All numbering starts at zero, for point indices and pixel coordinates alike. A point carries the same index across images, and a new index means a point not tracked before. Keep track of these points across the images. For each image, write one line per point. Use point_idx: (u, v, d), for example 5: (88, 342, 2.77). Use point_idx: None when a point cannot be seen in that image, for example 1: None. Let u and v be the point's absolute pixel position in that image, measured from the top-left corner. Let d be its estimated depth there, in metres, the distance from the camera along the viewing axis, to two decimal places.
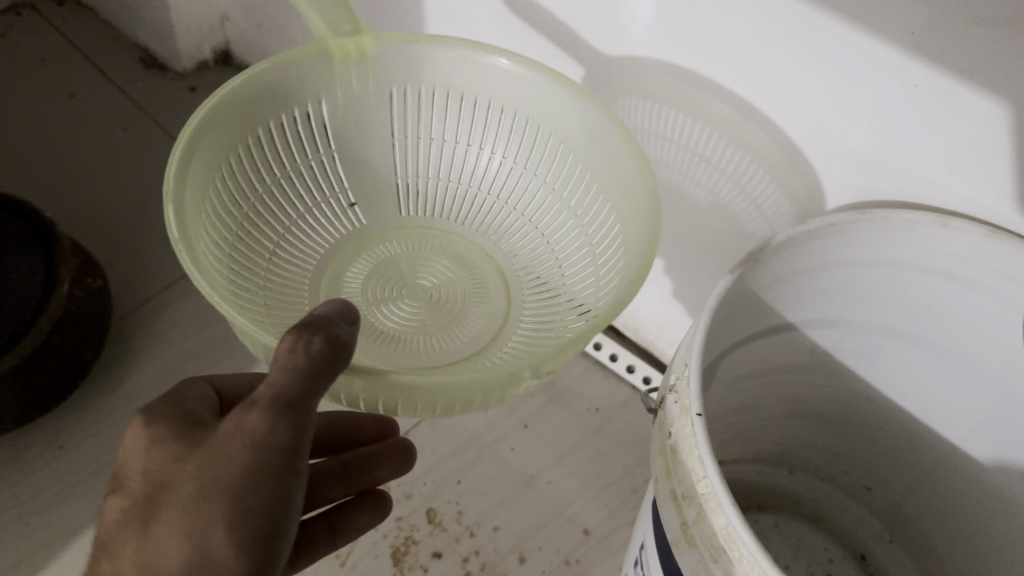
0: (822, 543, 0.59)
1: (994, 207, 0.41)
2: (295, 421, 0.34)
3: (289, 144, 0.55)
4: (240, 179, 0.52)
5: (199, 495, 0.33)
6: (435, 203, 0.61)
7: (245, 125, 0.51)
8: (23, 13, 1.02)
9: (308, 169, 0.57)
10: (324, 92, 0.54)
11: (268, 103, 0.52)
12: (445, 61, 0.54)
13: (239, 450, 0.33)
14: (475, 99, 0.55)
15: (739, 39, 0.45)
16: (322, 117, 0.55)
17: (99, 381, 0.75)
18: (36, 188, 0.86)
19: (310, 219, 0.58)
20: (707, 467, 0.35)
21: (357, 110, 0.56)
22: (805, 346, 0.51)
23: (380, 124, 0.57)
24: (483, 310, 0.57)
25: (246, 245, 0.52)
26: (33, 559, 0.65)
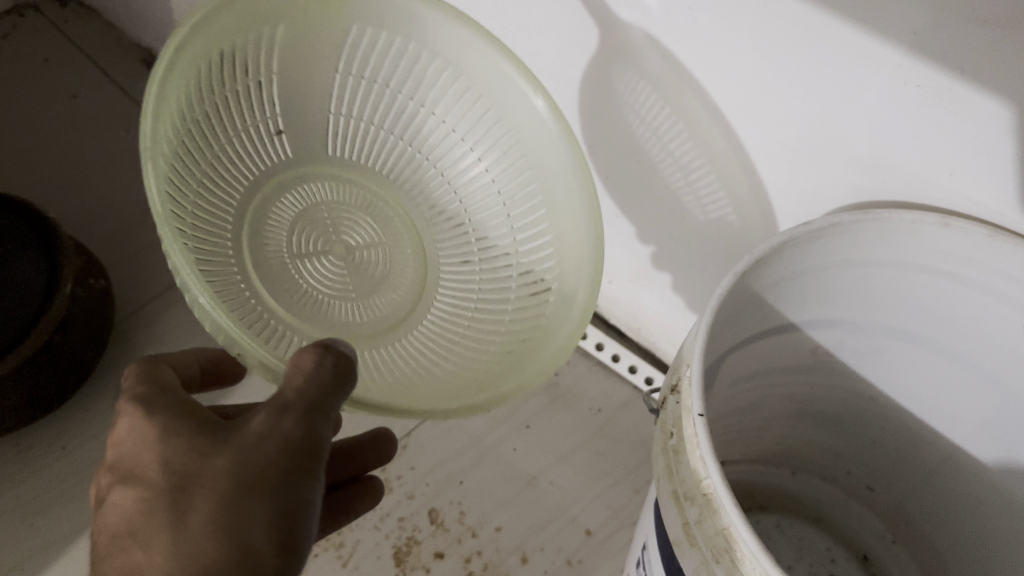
0: (824, 543, 0.59)
1: (998, 207, 0.41)
2: (321, 426, 0.36)
3: (241, 71, 0.51)
4: (192, 105, 0.48)
5: (233, 491, 0.34)
6: (358, 144, 0.59)
7: (207, 49, 0.48)
8: (26, 15, 1.02)
9: (248, 93, 0.53)
10: (284, 17, 0.51)
11: (231, 31, 0.49)
12: (444, 29, 0.52)
13: (269, 452, 0.34)
14: (450, 65, 0.54)
15: (739, 37, 0.45)
16: (274, 41, 0.52)
17: (102, 382, 0.75)
18: (39, 189, 0.87)
19: (242, 145, 0.54)
20: (709, 467, 0.35)
21: (309, 33, 0.53)
22: (808, 347, 0.51)
23: (331, 55, 0.54)
24: (405, 276, 0.58)
25: (190, 175, 0.48)
26: (38, 559, 0.65)
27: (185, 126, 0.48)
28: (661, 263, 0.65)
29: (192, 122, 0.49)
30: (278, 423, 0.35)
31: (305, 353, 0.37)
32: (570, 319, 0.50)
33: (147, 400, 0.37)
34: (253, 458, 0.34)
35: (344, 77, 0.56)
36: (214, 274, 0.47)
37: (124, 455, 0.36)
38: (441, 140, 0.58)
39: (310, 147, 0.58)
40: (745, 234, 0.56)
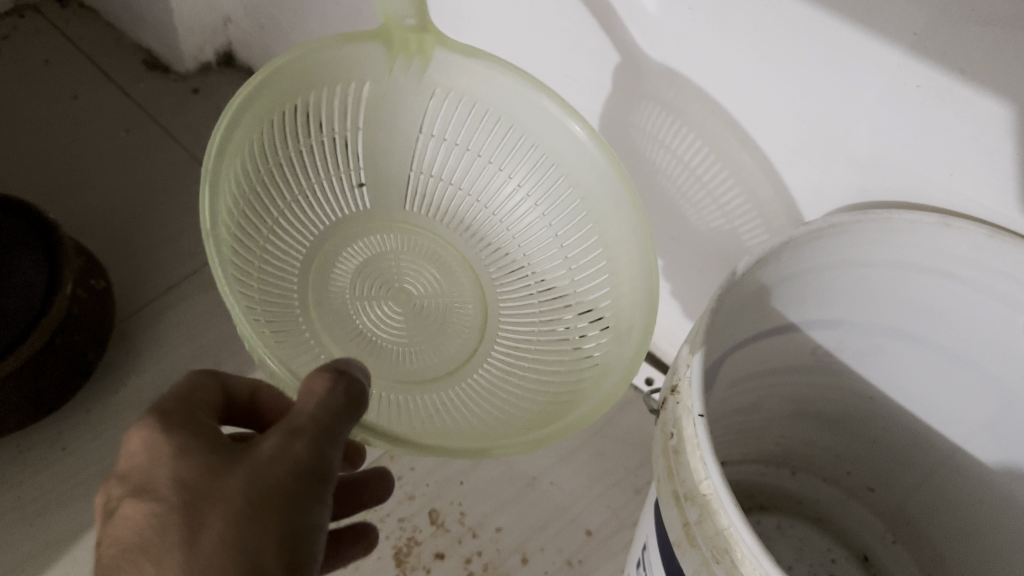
0: (824, 543, 0.59)
1: (998, 207, 0.41)
2: (331, 450, 0.36)
3: (317, 122, 0.57)
4: (265, 148, 0.56)
5: (244, 511, 0.34)
6: (430, 199, 0.63)
7: (284, 100, 0.54)
8: (27, 15, 1.02)
9: (329, 146, 0.60)
10: (364, 78, 0.56)
11: (306, 85, 0.55)
12: (473, 74, 0.55)
13: (283, 472, 0.35)
14: (501, 120, 0.57)
15: (741, 40, 0.45)
16: (356, 98, 0.57)
17: (102, 383, 0.75)
18: (40, 190, 0.87)
19: (319, 194, 0.61)
20: (709, 467, 0.35)
21: (389, 97, 0.58)
22: (808, 347, 0.51)
23: (407, 117, 0.59)
24: (464, 325, 0.61)
25: (258, 216, 0.56)
26: (39, 559, 0.65)
27: (255, 169, 0.55)
28: (661, 263, 0.66)
29: (269, 170, 0.57)
30: (290, 445, 0.35)
31: (315, 376, 0.37)
32: (623, 356, 0.50)
33: (169, 413, 0.38)
34: (264, 478, 0.34)
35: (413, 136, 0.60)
36: (263, 306, 0.54)
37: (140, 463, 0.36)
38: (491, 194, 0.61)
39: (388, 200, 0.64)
40: (744, 236, 0.56)
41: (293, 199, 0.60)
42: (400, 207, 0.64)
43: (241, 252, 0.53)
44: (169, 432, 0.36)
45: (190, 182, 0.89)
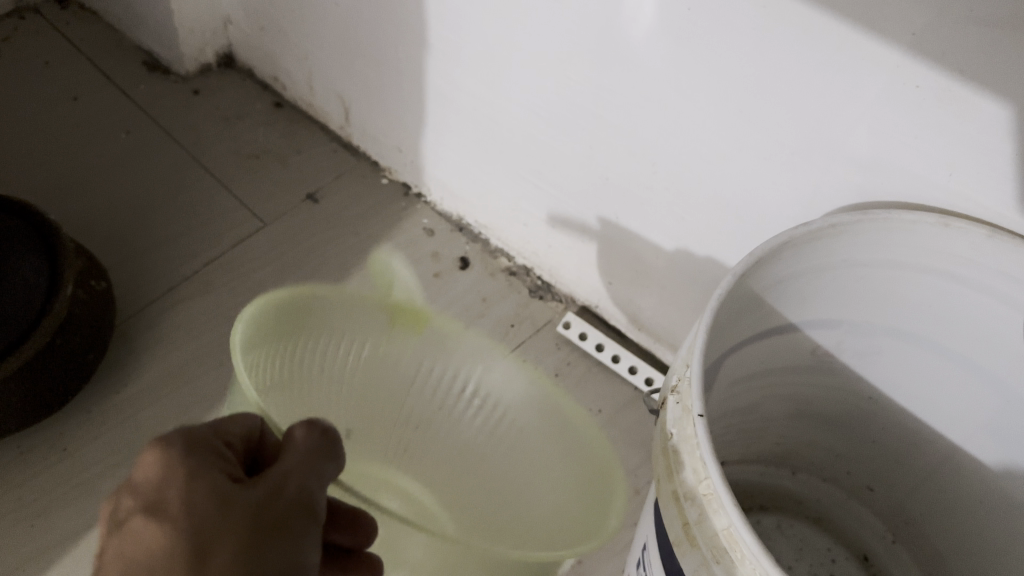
0: (824, 543, 0.59)
1: (996, 207, 0.41)
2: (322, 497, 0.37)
3: (317, 334, 0.61)
4: (282, 354, 0.59)
5: (251, 544, 0.33)
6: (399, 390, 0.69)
7: (286, 332, 0.58)
8: (27, 17, 1.02)
9: (333, 336, 0.63)
10: (324, 319, 0.61)
11: (300, 321, 0.60)
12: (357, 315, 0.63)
13: (286, 508, 0.35)
14: (427, 334, 0.66)
15: (740, 43, 0.45)
16: (325, 323, 0.62)
17: (103, 384, 0.75)
18: (39, 191, 0.87)
19: (334, 352, 0.64)
20: (709, 467, 0.36)
21: (333, 327, 0.63)
22: (807, 347, 0.51)
23: (346, 346, 0.64)
24: (463, 483, 0.69)
25: (284, 374, 0.59)
26: (39, 559, 0.65)
27: (276, 351, 0.58)
28: (660, 266, 0.65)
29: (288, 345, 0.59)
30: (287, 488, 0.36)
31: (300, 427, 0.39)
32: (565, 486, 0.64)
33: (183, 434, 0.37)
34: (271, 515, 0.35)
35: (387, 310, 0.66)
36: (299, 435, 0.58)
37: (144, 485, 0.35)
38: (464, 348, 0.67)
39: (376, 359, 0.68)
40: (743, 236, 0.56)
41: (315, 389, 0.64)
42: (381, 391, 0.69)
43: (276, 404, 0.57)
44: (185, 453, 0.35)
45: (190, 183, 0.90)
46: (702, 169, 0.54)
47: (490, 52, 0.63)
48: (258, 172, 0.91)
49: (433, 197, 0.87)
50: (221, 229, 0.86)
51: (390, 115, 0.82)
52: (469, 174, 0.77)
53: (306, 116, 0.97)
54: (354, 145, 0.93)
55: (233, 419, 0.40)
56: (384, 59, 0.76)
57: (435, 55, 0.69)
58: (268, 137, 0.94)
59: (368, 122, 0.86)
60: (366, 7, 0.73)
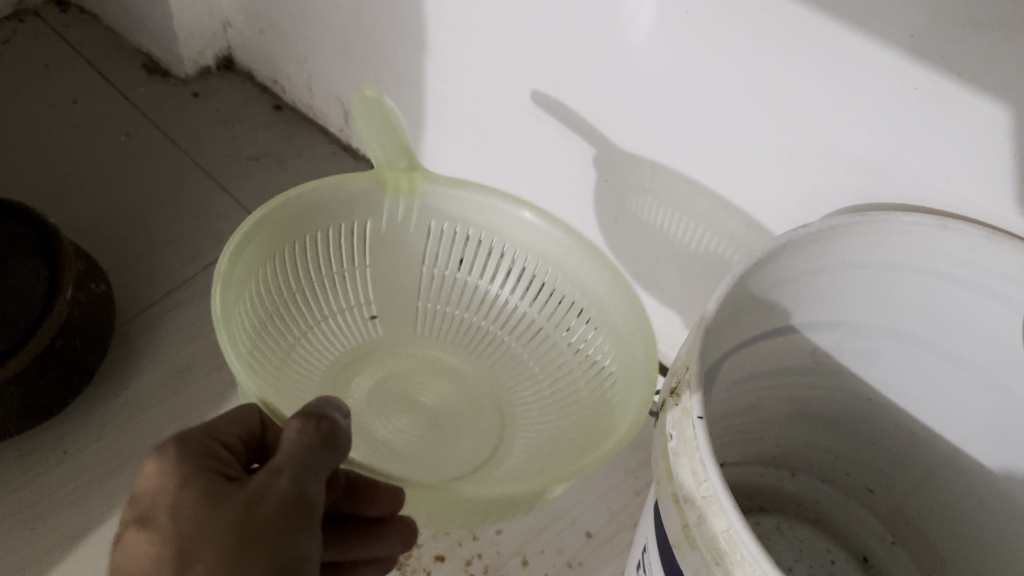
0: (824, 545, 0.59)
1: (995, 209, 0.41)
2: (315, 488, 0.37)
3: (327, 253, 0.61)
4: (276, 281, 0.58)
5: (234, 545, 0.34)
6: (440, 327, 0.65)
7: (288, 236, 0.58)
8: (27, 20, 1.02)
9: (347, 278, 0.63)
10: (370, 214, 0.61)
11: (311, 222, 0.58)
12: (438, 198, 0.60)
13: (270, 507, 0.35)
14: (483, 238, 0.61)
15: (738, 44, 0.45)
16: (365, 231, 0.61)
17: (102, 387, 0.75)
18: (38, 194, 0.87)
19: (337, 321, 0.63)
20: (709, 470, 0.36)
21: (395, 236, 0.62)
22: (807, 349, 0.51)
23: (410, 260, 0.64)
24: (480, 439, 0.60)
25: (276, 327, 0.58)
26: (38, 562, 0.65)
27: (271, 288, 0.57)
28: (659, 269, 0.65)
29: (284, 294, 0.59)
30: (276, 484, 0.36)
31: (295, 422, 0.39)
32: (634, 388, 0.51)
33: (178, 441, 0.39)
34: (257, 514, 0.35)
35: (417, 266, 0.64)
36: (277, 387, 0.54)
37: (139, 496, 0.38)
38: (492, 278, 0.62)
39: (402, 323, 0.65)
40: (742, 239, 0.56)
41: (306, 330, 0.61)
42: (409, 333, 0.65)
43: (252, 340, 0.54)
44: (177, 458, 0.37)
45: (189, 186, 0.90)
46: (701, 170, 0.54)
47: (489, 54, 0.63)
48: (257, 175, 0.91)
49: None
50: (220, 232, 0.86)
51: None
52: (469, 176, 0.77)
53: (305, 118, 0.97)
54: (354, 148, 0.93)
55: (232, 420, 0.42)
56: (383, 62, 0.76)
57: (434, 58, 0.69)
58: (268, 140, 0.95)
59: None
60: (365, 10, 0.73)
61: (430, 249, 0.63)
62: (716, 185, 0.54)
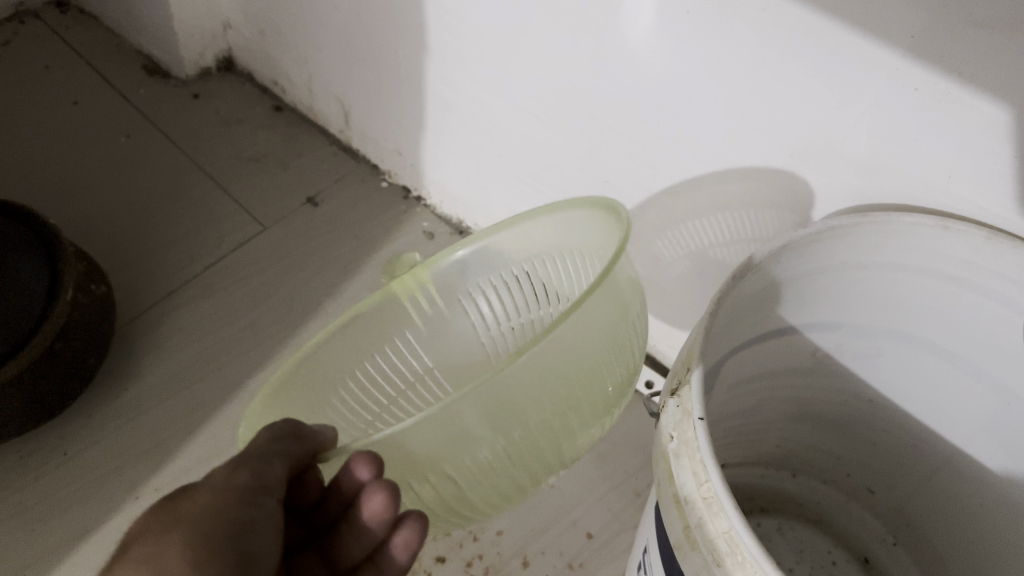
0: (825, 546, 0.59)
1: (996, 209, 0.41)
2: (260, 468, 0.41)
3: (381, 380, 0.64)
4: (344, 420, 0.61)
5: (170, 523, 0.39)
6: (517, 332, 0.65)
7: (326, 393, 0.60)
8: (27, 21, 1.02)
9: (417, 380, 0.65)
10: (407, 327, 0.64)
11: (331, 382, 0.60)
12: (428, 283, 0.63)
13: (204, 492, 0.41)
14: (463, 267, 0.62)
15: (740, 43, 0.45)
16: (410, 344, 0.64)
17: (102, 388, 0.75)
18: (38, 196, 0.87)
19: (430, 418, 0.65)
20: (710, 471, 0.36)
21: (439, 327, 0.65)
22: (808, 350, 0.51)
23: (461, 331, 0.66)
24: None
25: None
26: (38, 564, 0.65)
27: (348, 430, 0.61)
28: (659, 269, 0.65)
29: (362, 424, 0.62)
30: (218, 473, 0.42)
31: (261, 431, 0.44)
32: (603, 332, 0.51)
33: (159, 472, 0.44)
34: (197, 498, 0.40)
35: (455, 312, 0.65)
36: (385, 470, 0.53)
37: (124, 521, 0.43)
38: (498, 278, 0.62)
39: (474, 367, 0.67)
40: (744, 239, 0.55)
41: None
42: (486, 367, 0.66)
43: None
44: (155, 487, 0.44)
45: (189, 187, 0.90)
46: (703, 171, 0.54)
47: (489, 55, 0.63)
48: (258, 176, 0.91)
49: (433, 201, 0.87)
50: (220, 233, 0.86)
51: (390, 118, 0.82)
52: (469, 177, 0.77)
53: (306, 119, 0.97)
54: (354, 149, 0.93)
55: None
56: (383, 62, 0.76)
57: (434, 59, 0.69)
58: (268, 141, 0.95)
59: (368, 125, 0.86)
60: (365, 10, 0.73)
61: (463, 296, 0.64)
62: (718, 187, 0.54)
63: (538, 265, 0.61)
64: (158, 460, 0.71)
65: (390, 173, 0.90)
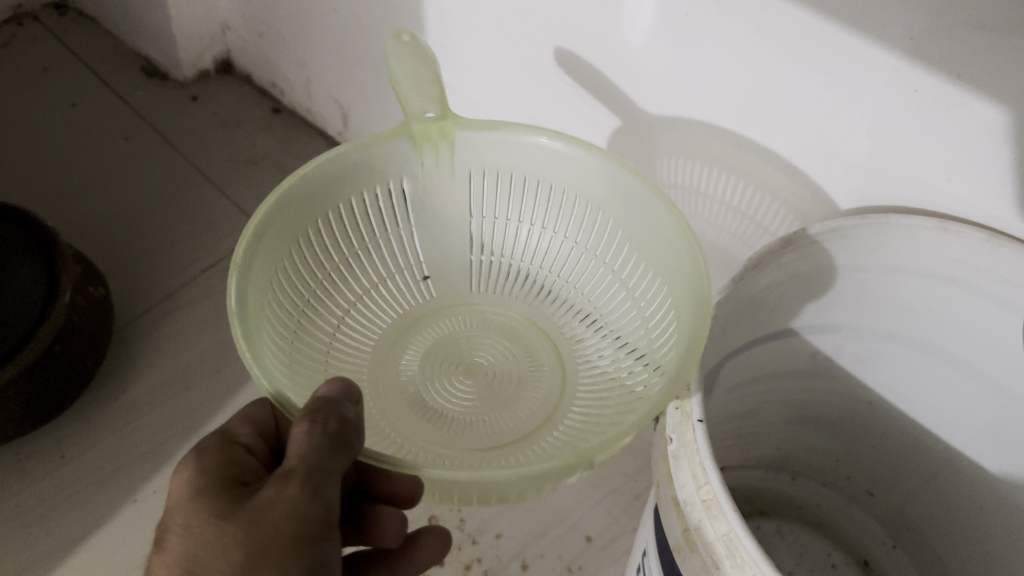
0: (825, 549, 0.59)
1: (995, 211, 0.41)
2: (312, 487, 0.34)
3: (371, 220, 0.56)
4: (313, 255, 0.54)
5: (244, 556, 0.33)
6: (500, 278, 0.61)
7: (298, 224, 0.52)
8: (25, 23, 1.03)
9: (389, 242, 0.58)
10: (406, 172, 0.54)
11: (333, 191, 0.53)
12: (486, 145, 0.54)
13: (278, 520, 0.34)
14: (528, 178, 0.55)
15: (738, 45, 0.45)
16: (405, 194, 0.55)
17: (100, 391, 0.75)
18: (36, 197, 0.87)
19: (380, 292, 0.59)
20: (709, 473, 0.36)
21: (433, 186, 0.55)
22: (807, 352, 0.51)
23: (457, 196, 0.57)
24: (537, 393, 0.56)
25: (319, 250, 0.54)
26: (35, 566, 0.65)
27: (301, 275, 0.53)
28: None
29: (332, 249, 0.55)
30: (285, 491, 0.34)
31: (299, 425, 0.36)
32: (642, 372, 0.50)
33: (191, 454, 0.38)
34: (264, 525, 0.34)
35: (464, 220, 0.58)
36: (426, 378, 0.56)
37: (206, 484, 0.36)
38: (517, 279, 0.60)
39: (454, 289, 0.61)
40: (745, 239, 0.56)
41: (360, 294, 0.58)
42: (464, 288, 0.61)
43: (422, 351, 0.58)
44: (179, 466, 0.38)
45: (187, 189, 0.89)
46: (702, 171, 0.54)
47: (489, 58, 0.63)
48: (256, 178, 0.91)
49: None
50: (218, 235, 0.86)
51: (389, 121, 0.82)
52: None
53: (305, 122, 0.96)
54: None
55: (252, 412, 0.43)
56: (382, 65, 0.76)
57: None
58: (267, 143, 0.94)
59: (367, 127, 0.86)
60: (364, 13, 0.73)
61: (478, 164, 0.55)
62: (721, 187, 0.54)
63: (574, 231, 0.56)
64: (156, 463, 0.71)
65: None
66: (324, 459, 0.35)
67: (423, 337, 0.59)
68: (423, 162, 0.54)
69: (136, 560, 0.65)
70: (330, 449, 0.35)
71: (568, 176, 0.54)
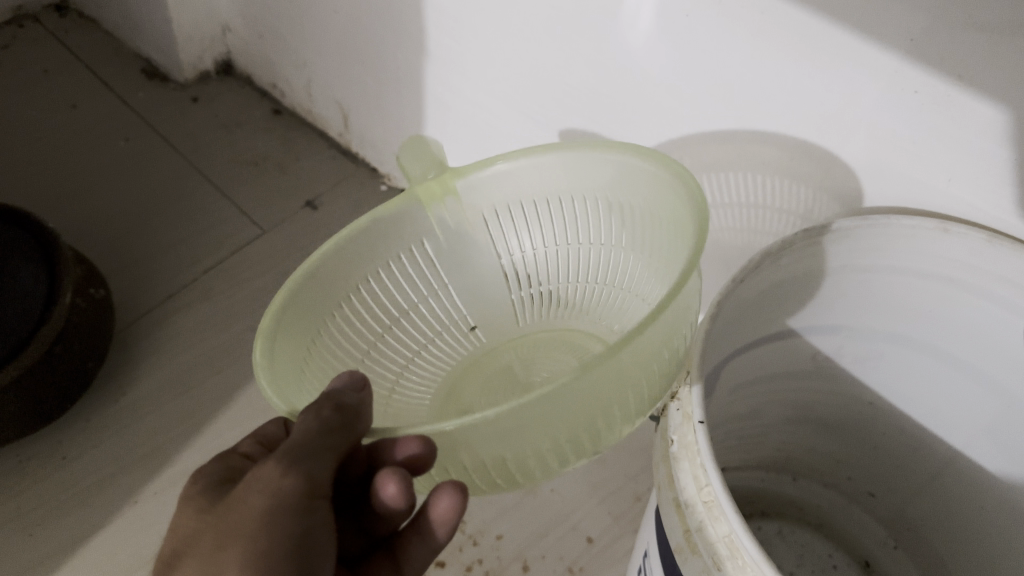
0: (826, 550, 0.59)
1: (995, 212, 0.41)
2: (293, 469, 0.36)
3: (406, 283, 0.58)
4: (357, 324, 0.56)
5: (221, 536, 0.35)
6: (545, 306, 0.62)
7: (331, 300, 0.54)
8: (26, 25, 1.03)
9: (431, 302, 0.60)
10: (425, 233, 0.58)
11: (363, 263, 0.56)
12: (488, 181, 0.56)
13: (253, 499, 0.35)
14: (542, 198, 0.57)
15: (739, 47, 0.45)
16: (430, 255, 0.59)
17: (101, 392, 0.75)
18: (37, 198, 0.87)
19: (430, 352, 0.60)
20: (710, 474, 0.36)
21: (454, 237, 0.59)
22: (808, 353, 0.51)
23: (477, 241, 0.59)
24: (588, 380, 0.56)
25: (361, 317, 0.56)
26: (36, 566, 0.65)
27: (348, 346, 0.55)
28: None
29: (378, 313, 0.57)
30: (265, 471, 0.36)
31: (300, 415, 0.38)
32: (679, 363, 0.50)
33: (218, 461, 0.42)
34: (244, 505, 0.35)
35: (493, 256, 0.60)
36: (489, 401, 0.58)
37: (220, 479, 0.40)
38: (561, 303, 0.62)
39: (499, 326, 0.63)
40: (745, 240, 0.56)
41: (414, 354, 0.59)
42: (511, 323, 0.62)
43: (482, 391, 0.59)
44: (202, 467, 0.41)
45: (188, 191, 0.89)
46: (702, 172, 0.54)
47: (489, 59, 0.63)
48: (257, 179, 0.91)
49: None
50: (219, 237, 0.86)
51: (390, 122, 0.82)
52: None
53: (305, 123, 0.96)
54: (353, 153, 0.93)
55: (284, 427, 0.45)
56: (383, 66, 0.76)
57: (434, 62, 0.69)
58: (268, 144, 0.94)
59: (367, 128, 0.86)
60: (365, 14, 0.73)
61: (485, 206, 0.58)
62: (720, 185, 0.55)
63: (602, 232, 0.57)
64: (157, 464, 0.71)
65: (389, 177, 0.90)
66: (309, 441, 0.36)
67: (477, 378, 0.60)
68: (437, 218, 0.57)
69: (136, 561, 0.65)
70: (319, 433, 0.37)
71: (566, 183, 0.56)
